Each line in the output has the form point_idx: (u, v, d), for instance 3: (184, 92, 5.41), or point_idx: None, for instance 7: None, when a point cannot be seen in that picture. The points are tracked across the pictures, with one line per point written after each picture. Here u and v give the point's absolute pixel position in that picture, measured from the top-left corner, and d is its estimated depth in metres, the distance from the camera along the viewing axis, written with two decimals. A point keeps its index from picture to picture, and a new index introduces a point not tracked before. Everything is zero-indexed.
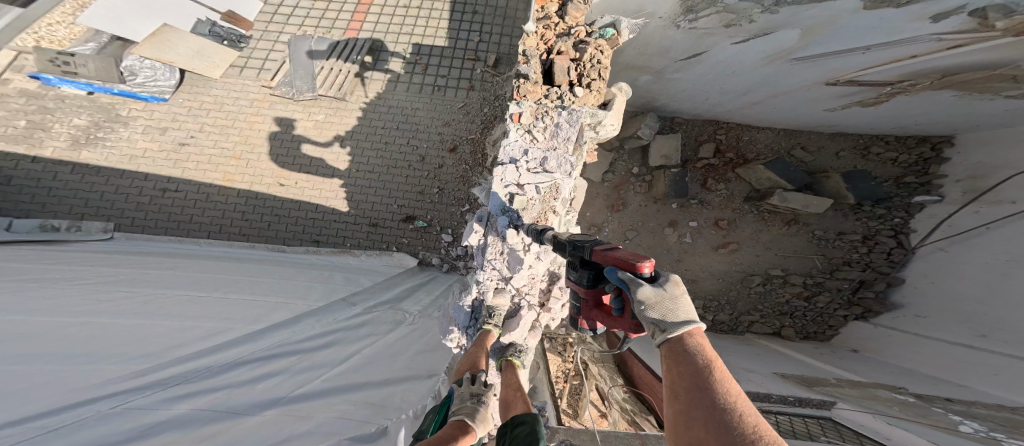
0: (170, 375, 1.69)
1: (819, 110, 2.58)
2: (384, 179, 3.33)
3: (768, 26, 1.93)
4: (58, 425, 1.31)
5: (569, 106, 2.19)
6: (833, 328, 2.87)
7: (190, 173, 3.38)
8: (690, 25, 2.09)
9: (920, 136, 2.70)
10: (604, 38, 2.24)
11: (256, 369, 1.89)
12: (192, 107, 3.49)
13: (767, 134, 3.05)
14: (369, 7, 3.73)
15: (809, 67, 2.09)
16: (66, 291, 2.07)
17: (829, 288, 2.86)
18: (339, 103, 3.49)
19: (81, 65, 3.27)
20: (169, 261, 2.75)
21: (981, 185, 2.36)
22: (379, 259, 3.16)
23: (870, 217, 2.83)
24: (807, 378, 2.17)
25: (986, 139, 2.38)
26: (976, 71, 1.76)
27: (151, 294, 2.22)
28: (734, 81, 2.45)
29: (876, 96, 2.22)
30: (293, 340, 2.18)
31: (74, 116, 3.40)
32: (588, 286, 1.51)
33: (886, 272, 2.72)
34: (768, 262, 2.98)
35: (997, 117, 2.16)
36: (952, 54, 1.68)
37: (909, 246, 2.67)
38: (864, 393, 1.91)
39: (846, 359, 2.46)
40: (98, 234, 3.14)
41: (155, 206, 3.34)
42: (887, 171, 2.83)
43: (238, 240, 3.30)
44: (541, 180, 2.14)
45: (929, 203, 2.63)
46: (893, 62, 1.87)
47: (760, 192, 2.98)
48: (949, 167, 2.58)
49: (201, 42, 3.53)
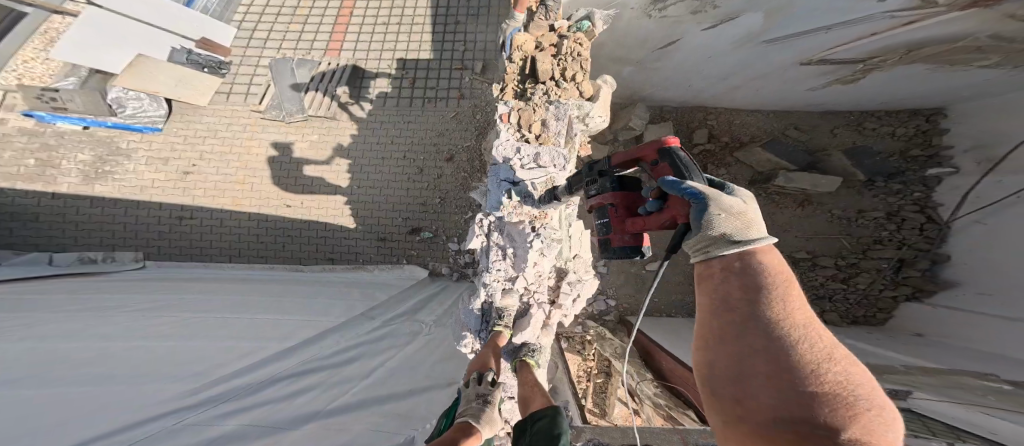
0: (223, 390, 1.89)
1: (801, 90, 2.68)
2: (385, 194, 3.34)
3: (734, 9, 2.03)
4: (136, 439, 1.56)
5: (556, 100, 2.25)
6: (884, 311, 2.88)
7: (201, 200, 3.40)
8: (660, 13, 2.19)
9: (912, 109, 2.82)
10: (581, 31, 2.37)
11: (291, 386, 2.01)
12: (187, 135, 3.49)
13: (755, 116, 3.17)
14: (348, 26, 3.76)
15: (780, 48, 2.19)
16: (101, 318, 2.10)
17: (867, 270, 2.93)
18: (331, 122, 3.50)
19: (69, 101, 3.21)
20: (194, 285, 2.82)
21: (995, 153, 2.37)
22: (390, 273, 3.16)
23: (888, 193, 2.91)
24: (874, 367, 2.12)
25: (976, 109, 2.51)
26: (940, 44, 1.89)
27: (199, 318, 2.24)
28: (708, 68, 2.55)
29: (851, 73, 2.32)
30: (319, 356, 2.21)
31: (78, 152, 3.37)
32: (615, 190, 1.45)
33: (926, 249, 2.73)
34: (795, 244, 3.11)
35: (986, 86, 2.26)
36: (906, 31, 1.82)
37: (941, 220, 2.67)
38: (946, 382, 1.84)
39: (908, 344, 2.42)
40: (131, 263, 3.25)
41: (175, 234, 3.39)
42: (891, 145, 2.90)
43: (257, 262, 3.34)
44: (536, 175, 2.14)
45: (945, 175, 2.69)
46: (855, 39, 1.99)
47: (763, 174, 3.10)
48: (951, 138, 2.68)
49: (179, 71, 3.43)
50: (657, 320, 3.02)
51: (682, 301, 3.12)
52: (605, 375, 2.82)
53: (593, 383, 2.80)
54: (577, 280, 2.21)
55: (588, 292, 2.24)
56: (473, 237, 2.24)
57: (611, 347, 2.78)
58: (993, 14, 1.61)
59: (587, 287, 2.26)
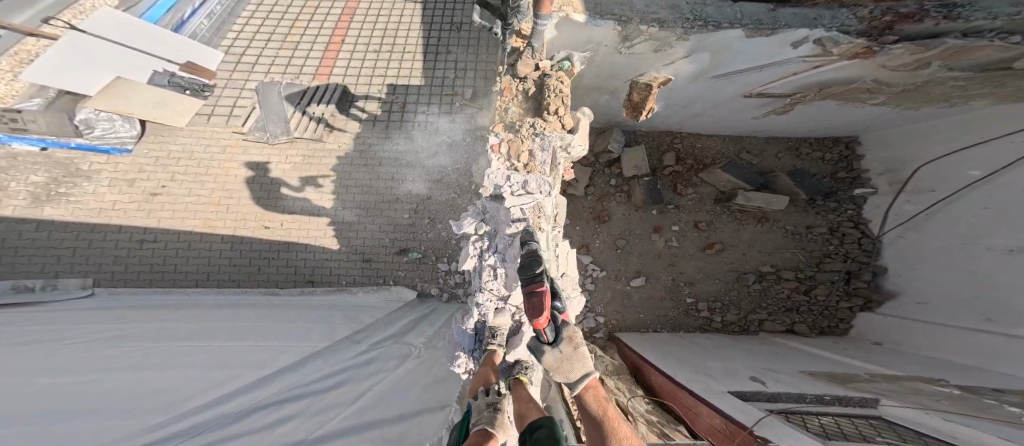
0: (191, 424, 1.81)
1: (747, 118, 3.05)
2: (371, 218, 3.22)
3: (686, 50, 2.29)
4: None
5: (541, 132, 2.24)
6: (844, 321, 3.07)
7: (167, 223, 3.17)
8: (629, 51, 2.38)
9: (835, 137, 3.30)
10: (562, 70, 2.40)
11: (264, 418, 1.92)
12: (159, 157, 3.31)
13: (715, 140, 3.45)
14: (339, 53, 3.78)
15: (722, 83, 2.54)
16: (60, 358, 2.05)
17: (823, 281, 3.13)
18: (316, 144, 3.41)
19: (30, 121, 3.04)
20: (161, 317, 2.63)
21: (900, 176, 2.90)
22: (377, 295, 3.04)
23: (827, 211, 3.24)
24: (839, 375, 2.24)
25: (893, 135, 2.94)
26: (841, 85, 2.36)
27: (161, 346, 2.28)
28: (669, 98, 2.83)
29: (782, 106, 2.75)
30: (292, 387, 2.16)
31: (30, 174, 3.16)
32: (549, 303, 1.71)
33: (867, 261, 3.03)
34: (758, 260, 3.27)
35: (885, 113, 2.72)
36: (816, 73, 2.25)
37: (873, 234, 3.04)
38: (907, 388, 1.97)
39: (873, 352, 2.60)
40: (77, 291, 2.94)
41: (134, 258, 3.11)
42: (822, 168, 3.32)
43: (228, 287, 3.12)
44: (524, 201, 2.03)
45: (867, 194, 3.13)
46: (780, 79, 2.42)
47: (726, 193, 3.32)
48: (867, 163, 3.16)
49: (162, 93, 3.34)
50: (649, 336, 3.12)
51: (666, 315, 3.27)
52: None
53: None
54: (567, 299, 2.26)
55: (575, 308, 2.36)
56: (467, 258, 2.15)
57: (604, 364, 2.87)
58: (870, 64, 2.09)
59: (573, 305, 2.37)
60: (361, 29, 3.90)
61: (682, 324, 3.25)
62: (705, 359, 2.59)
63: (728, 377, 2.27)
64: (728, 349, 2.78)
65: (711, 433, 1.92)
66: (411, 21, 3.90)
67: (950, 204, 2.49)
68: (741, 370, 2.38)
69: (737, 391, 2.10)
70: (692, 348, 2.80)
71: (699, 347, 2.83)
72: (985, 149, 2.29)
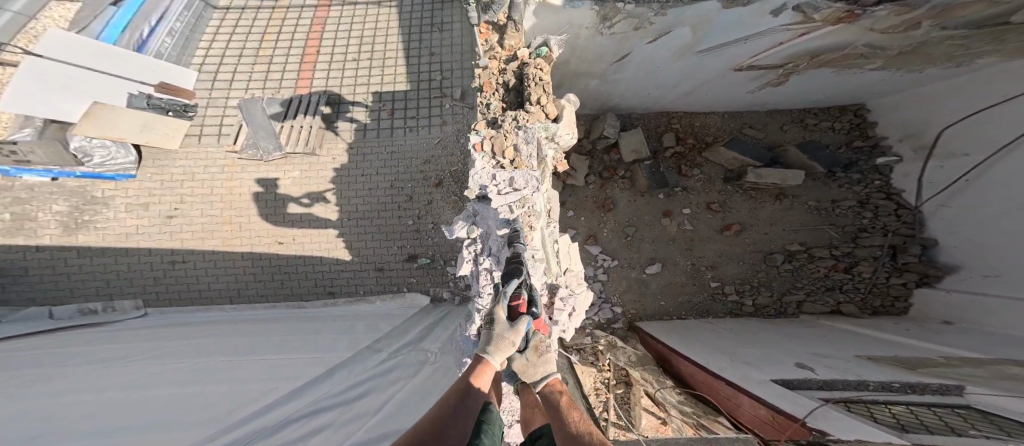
0: (235, 437, 1.87)
1: (743, 92, 2.99)
2: (375, 228, 3.25)
3: (666, 26, 2.23)
4: None
5: (524, 124, 2.07)
6: (900, 299, 3.01)
7: (190, 243, 3.28)
8: (610, 31, 2.30)
9: (841, 106, 3.22)
10: (540, 57, 2.26)
11: (302, 428, 2.00)
12: (163, 179, 3.36)
13: (715, 118, 3.38)
14: (316, 64, 3.76)
15: (709, 57, 2.48)
16: (120, 376, 2.20)
17: (864, 258, 3.06)
18: (311, 158, 3.42)
19: (29, 153, 3.04)
20: (204, 332, 2.76)
21: (924, 141, 2.82)
22: (393, 303, 3.13)
23: (852, 183, 3.17)
24: (907, 361, 2.17)
25: (908, 101, 2.85)
26: (833, 51, 2.30)
27: (193, 363, 2.38)
28: (658, 76, 2.79)
29: (777, 77, 2.70)
30: (334, 392, 2.25)
31: (51, 203, 3.27)
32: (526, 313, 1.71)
33: (911, 234, 2.96)
34: (786, 239, 3.21)
35: (898, 78, 2.64)
36: (802, 40, 2.19)
37: (911, 205, 2.97)
38: (995, 372, 1.87)
39: (945, 334, 2.47)
40: (133, 312, 3.18)
41: (171, 278, 3.27)
42: (835, 138, 3.24)
43: (258, 302, 3.24)
44: (511, 199, 1.95)
45: (892, 163, 3.07)
46: (768, 48, 2.35)
47: (734, 172, 3.26)
48: (885, 129, 3.09)
49: (145, 116, 3.31)
50: (670, 324, 3.11)
51: (689, 301, 3.25)
52: (623, 385, 2.96)
53: (614, 394, 2.94)
54: (569, 294, 2.20)
55: (580, 304, 2.33)
56: (463, 261, 2.13)
57: (625, 355, 2.99)
58: (857, 28, 2.03)
59: (579, 300, 2.34)
60: (336, 38, 3.85)
61: (712, 309, 3.23)
62: (739, 346, 2.57)
63: (769, 363, 2.29)
64: (763, 334, 2.77)
65: (755, 423, 1.91)
66: (388, 25, 3.84)
67: (990, 168, 2.40)
68: (784, 356, 2.37)
69: (778, 378, 2.10)
70: (722, 337, 2.74)
71: (733, 332, 2.84)
72: (1012, 107, 2.21)
